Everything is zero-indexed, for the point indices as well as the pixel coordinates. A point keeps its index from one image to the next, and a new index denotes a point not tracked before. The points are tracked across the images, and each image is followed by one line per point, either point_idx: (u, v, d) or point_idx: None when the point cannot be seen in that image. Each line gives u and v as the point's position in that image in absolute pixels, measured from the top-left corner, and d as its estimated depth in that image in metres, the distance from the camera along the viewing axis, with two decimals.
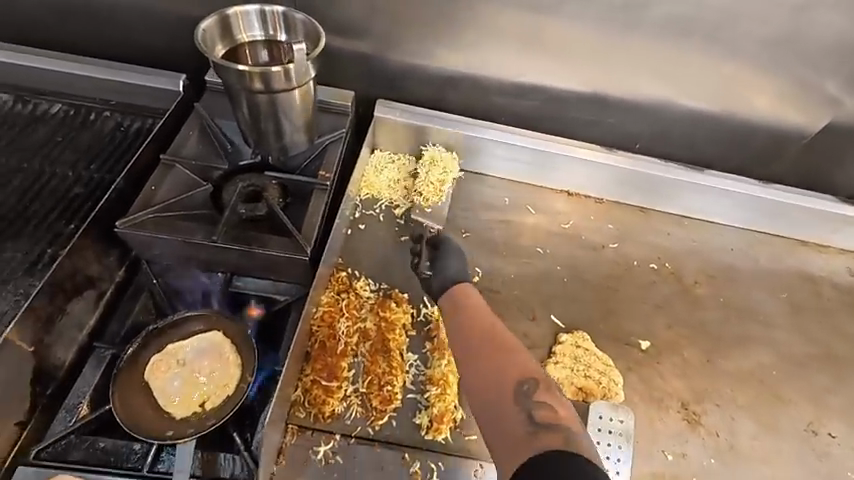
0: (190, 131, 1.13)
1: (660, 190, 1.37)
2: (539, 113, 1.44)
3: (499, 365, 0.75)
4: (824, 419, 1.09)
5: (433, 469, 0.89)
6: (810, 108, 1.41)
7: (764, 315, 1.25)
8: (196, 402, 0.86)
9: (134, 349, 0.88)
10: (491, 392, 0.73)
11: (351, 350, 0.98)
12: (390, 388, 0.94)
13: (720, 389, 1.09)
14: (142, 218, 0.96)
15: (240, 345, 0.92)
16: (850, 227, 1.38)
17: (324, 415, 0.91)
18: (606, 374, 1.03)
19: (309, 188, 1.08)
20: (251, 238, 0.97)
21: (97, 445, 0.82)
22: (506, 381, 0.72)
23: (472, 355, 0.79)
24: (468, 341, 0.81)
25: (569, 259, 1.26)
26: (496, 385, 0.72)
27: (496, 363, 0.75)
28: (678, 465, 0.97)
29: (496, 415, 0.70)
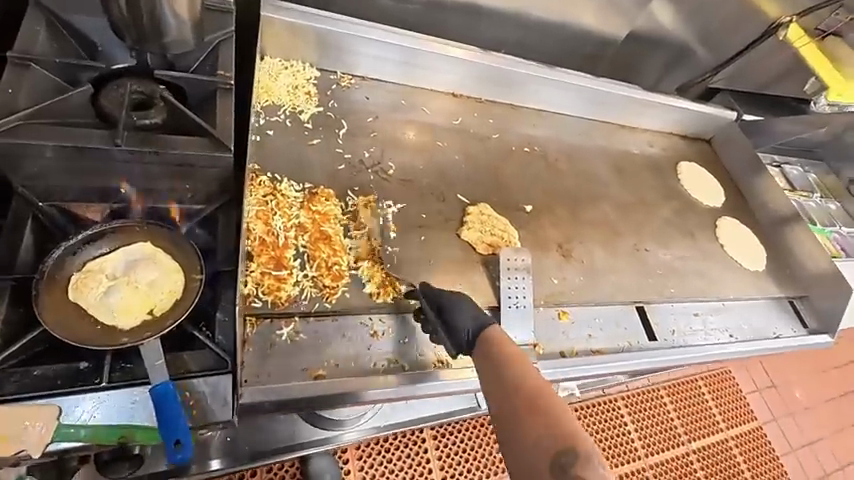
0: (36, 26, 0.94)
1: (526, 86, 1.62)
2: (420, 18, 1.53)
3: (542, 424, 0.66)
4: (643, 241, 1.54)
5: (389, 325, 1.03)
6: (622, 17, 1.77)
7: (602, 178, 1.66)
8: (144, 309, 0.82)
9: (48, 269, 0.79)
10: (526, 431, 0.66)
11: (292, 242, 1.03)
12: (338, 267, 1.03)
13: (581, 232, 1.44)
14: (11, 124, 0.81)
15: (177, 251, 0.89)
16: (648, 109, 1.86)
17: (281, 301, 0.96)
18: (506, 231, 1.29)
19: (210, 88, 1.02)
20: (160, 139, 0.90)
21: (32, 374, 0.75)
22: (557, 425, 0.65)
23: (505, 410, 0.71)
24: (503, 398, 0.72)
25: (464, 149, 1.45)
26: (526, 449, 0.65)
27: (535, 422, 0.66)
28: (562, 286, 1.29)
29: (523, 434, 0.67)
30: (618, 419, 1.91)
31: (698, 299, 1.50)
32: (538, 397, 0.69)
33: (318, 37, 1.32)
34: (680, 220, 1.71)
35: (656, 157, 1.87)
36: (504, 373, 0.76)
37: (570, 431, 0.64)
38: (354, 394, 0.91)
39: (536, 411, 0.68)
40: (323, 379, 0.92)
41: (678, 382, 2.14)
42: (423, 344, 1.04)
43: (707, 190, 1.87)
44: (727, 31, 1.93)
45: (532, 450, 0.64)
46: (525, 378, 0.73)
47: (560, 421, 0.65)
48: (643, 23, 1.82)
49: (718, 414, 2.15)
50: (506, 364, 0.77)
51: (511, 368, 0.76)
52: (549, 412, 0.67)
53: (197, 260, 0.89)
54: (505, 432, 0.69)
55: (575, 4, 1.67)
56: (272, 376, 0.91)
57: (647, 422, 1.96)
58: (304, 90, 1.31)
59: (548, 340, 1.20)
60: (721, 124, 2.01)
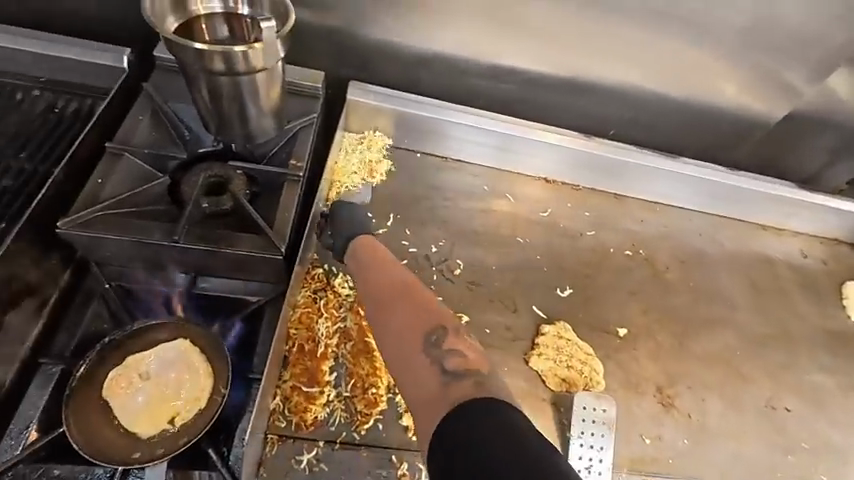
0: (140, 115, 1.02)
1: (634, 176, 1.38)
2: (516, 97, 1.40)
3: (414, 313, 0.74)
4: (781, 394, 1.16)
5: (422, 469, 0.87)
6: (772, 97, 1.45)
7: (728, 297, 1.31)
8: (164, 418, 0.78)
9: (89, 364, 0.80)
10: (398, 332, 0.72)
11: (331, 352, 0.93)
12: (375, 390, 0.91)
13: (690, 371, 1.14)
14: (89, 216, 0.85)
15: (211, 353, 0.85)
16: (802, 210, 1.46)
17: (306, 423, 0.86)
18: (587, 364, 1.05)
19: (279, 179, 1.00)
20: (217, 237, 0.89)
21: (53, 473, 0.74)
22: (428, 322, 0.72)
23: (379, 303, 0.78)
24: (372, 292, 0.80)
25: (548, 248, 1.26)
26: (403, 345, 0.71)
27: (407, 331, 0.72)
28: (655, 448, 1.01)
29: (400, 327, 0.73)
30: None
31: None
32: (408, 295, 0.77)
33: (403, 119, 1.27)
34: (842, 367, 1.27)
35: (811, 273, 1.44)
36: (368, 268, 0.86)
37: (436, 309, 0.73)
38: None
39: (415, 310, 0.74)
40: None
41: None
42: None
43: None
44: None
45: (408, 347, 0.70)
46: (391, 281, 0.81)
47: (425, 307, 0.74)
48: (802, 106, 1.46)
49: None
50: (361, 254, 0.90)
51: (366, 255, 0.89)
52: (427, 306, 0.74)
53: (226, 370, 0.83)
54: (387, 349, 0.73)
55: (708, 82, 1.40)
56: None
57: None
58: (380, 170, 1.25)
59: None
60: None
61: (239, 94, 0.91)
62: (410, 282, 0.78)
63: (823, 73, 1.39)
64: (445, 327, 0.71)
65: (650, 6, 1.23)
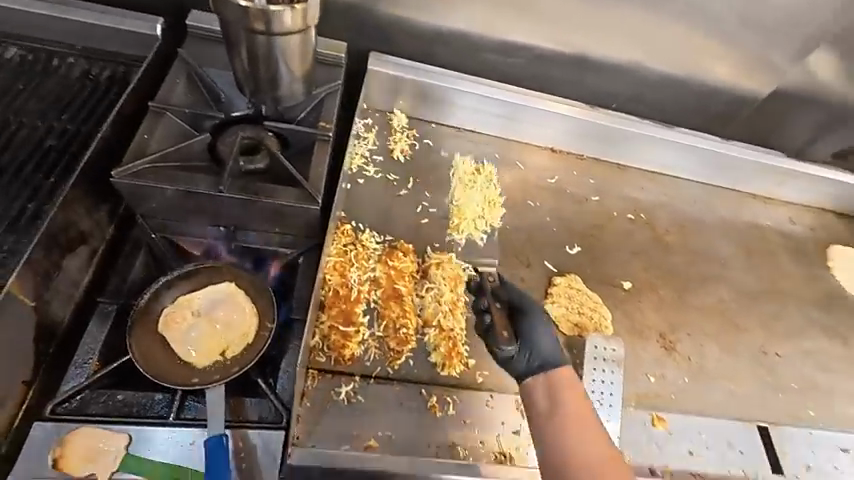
0: (177, 78, 1.07)
1: (635, 146, 1.47)
2: (524, 71, 1.48)
3: (596, 450, 0.78)
4: (772, 341, 1.26)
5: (450, 401, 0.95)
6: (764, 72, 1.54)
7: (723, 257, 1.41)
8: (217, 350, 0.85)
9: (145, 301, 0.86)
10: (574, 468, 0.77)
11: (364, 297, 1.01)
12: (405, 331, 0.98)
13: (691, 321, 1.23)
14: (139, 168, 0.91)
15: (256, 295, 0.92)
16: (790, 178, 1.57)
17: (344, 358, 0.94)
18: (597, 311, 1.14)
19: (309, 139, 1.07)
20: (257, 189, 0.95)
21: (116, 397, 0.80)
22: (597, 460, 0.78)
23: (569, 426, 0.81)
24: (555, 432, 0.80)
25: (557, 211, 1.34)
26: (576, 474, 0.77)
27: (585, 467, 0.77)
28: (659, 385, 1.10)
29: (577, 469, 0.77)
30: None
31: (848, 429, 1.18)
32: (596, 435, 0.80)
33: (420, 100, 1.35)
34: (827, 319, 1.38)
35: (797, 237, 1.55)
36: (557, 399, 0.84)
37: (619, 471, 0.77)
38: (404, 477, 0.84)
39: (594, 448, 0.79)
40: (373, 452, 0.87)
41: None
42: (484, 430, 0.94)
43: None
44: None
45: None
46: (581, 409, 0.82)
47: (609, 467, 0.77)
48: (791, 81, 1.56)
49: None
50: (559, 393, 0.85)
51: (556, 393, 0.84)
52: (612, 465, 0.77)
53: (271, 308, 0.90)
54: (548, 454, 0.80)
55: (705, 58, 1.49)
56: (323, 437, 0.88)
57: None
58: (496, 207, 1.27)
59: (635, 449, 1.01)
60: None
61: (274, 55, 0.97)
62: (586, 417, 0.81)
63: (811, 49, 1.48)
64: (611, 464, 0.77)
65: None
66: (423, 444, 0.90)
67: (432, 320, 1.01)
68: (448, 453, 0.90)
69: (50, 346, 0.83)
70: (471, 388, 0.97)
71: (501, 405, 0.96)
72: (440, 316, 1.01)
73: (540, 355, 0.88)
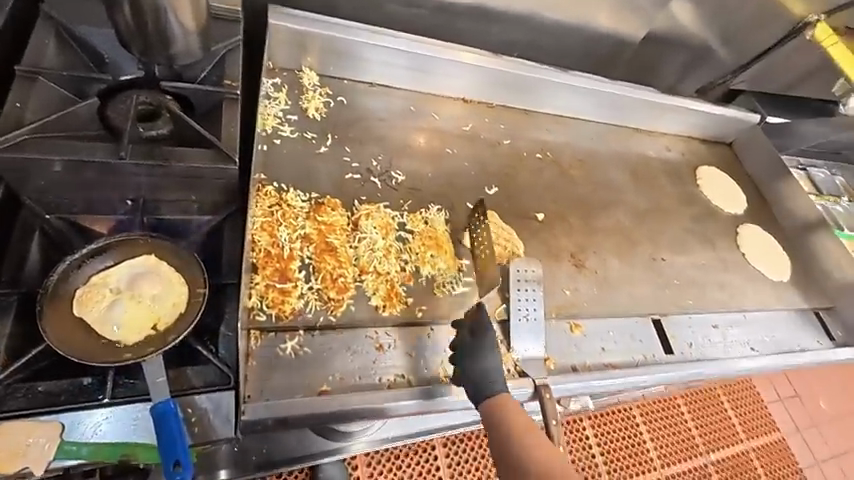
0: (44, 39, 0.94)
1: (537, 91, 1.58)
2: (429, 23, 1.50)
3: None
4: (660, 250, 1.49)
5: (394, 339, 1.01)
6: (638, 16, 1.72)
7: (618, 184, 1.61)
8: (147, 325, 0.82)
9: (53, 282, 0.79)
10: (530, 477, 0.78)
11: (297, 254, 1.01)
12: (343, 279, 1.01)
13: (596, 242, 1.40)
14: (17, 138, 0.81)
15: (181, 264, 0.88)
16: (666, 112, 1.80)
17: (285, 314, 0.95)
18: (511, 242, 1.26)
19: (215, 98, 1.02)
20: (165, 153, 0.89)
21: (37, 389, 0.74)
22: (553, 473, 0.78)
23: (517, 442, 0.82)
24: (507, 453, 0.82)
25: (473, 156, 1.42)
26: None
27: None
28: (574, 298, 1.26)
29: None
30: (634, 430, 1.77)
31: (718, 311, 1.45)
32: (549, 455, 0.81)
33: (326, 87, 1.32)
34: (699, 227, 1.65)
35: (674, 162, 1.80)
36: (504, 427, 0.85)
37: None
38: (362, 411, 0.88)
39: (536, 451, 0.81)
40: (327, 395, 0.90)
41: (699, 389, 1.98)
42: (429, 359, 1.01)
43: (727, 195, 1.81)
44: (750, 31, 1.85)
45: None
46: (535, 449, 0.81)
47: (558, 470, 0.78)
48: (660, 24, 1.76)
49: (739, 425, 1.99)
50: (503, 417, 0.86)
51: (504, 416, 0.86)
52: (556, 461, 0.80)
53: (200, 273, 0.88)
54: None
55: (590, 5, 1.62)
56: (275, 391, 0.89)
57: (666, 436, 1.81)
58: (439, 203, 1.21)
59: (559, 354, 1.16)
60: (742, 126, 1.94)
61: (163, 6, 0.89)
62: (535, 437, 0.82)
63: None
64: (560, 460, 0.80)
65: None
66: (375, 381, 0.95)
67: (368, 267, 1.05)
68: (399, 384, 0.97)
69: None
70: (412, 324, 1.04)
71: (441, 335, 1.05)
72: (375, 262, 1.06)
73: (477, 362, 0.93)
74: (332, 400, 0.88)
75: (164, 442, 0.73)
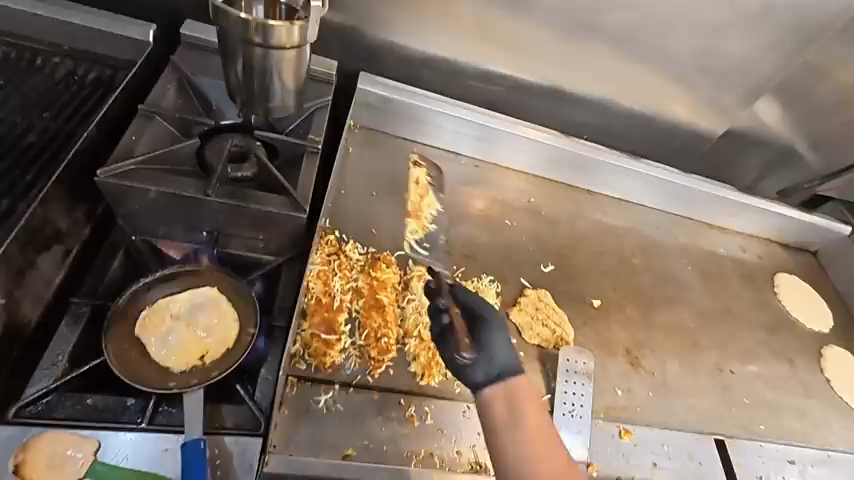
0: (168, 84, 1.08)
1: (605, 174, 1.56)
2: (504, 100, 1.56)
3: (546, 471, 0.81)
4: (727, 358, 1.37)
5: (427, 412, 0.96)
6: (720, 113, 1.68)
7: (683, 280, 1.51)
8: (195, 355, 0.84)
9: (123, 302, 0.84)
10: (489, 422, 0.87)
11: (345, 306, 1.02)
12: (387, 339, 1.00)
13: (654, 339, 1.31)
14: (125, 168, 0.91)
15: (238, 301, 0.91)
16: (743, 211, 1.70)
17: (324, 366, 0.94)
18: (561, 325, 1.18)
19: (298, 151, 1.09)
20: (246, 195, 0.96)
21: (86, 401, 0.77)
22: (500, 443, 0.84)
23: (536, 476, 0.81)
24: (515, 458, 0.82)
25: (532, 230, 1.41)
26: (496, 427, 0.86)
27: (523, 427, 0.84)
28: (626, 398, 1.17)
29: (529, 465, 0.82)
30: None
31: (797, 444, 1.27)
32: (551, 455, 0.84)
33: (395, 148, 1.40)
34: (775, 341, 1.49)
35: (748, 264, 1.68)
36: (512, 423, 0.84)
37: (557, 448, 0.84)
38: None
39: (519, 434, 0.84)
40: (351, 460, 0.87)
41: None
42: (461, 440, 0.96)
43: (810, 308, 1.63)
44: (841, 141, 1.76)
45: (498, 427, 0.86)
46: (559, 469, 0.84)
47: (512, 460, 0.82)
48: (742, 122, 1.71)
49: None
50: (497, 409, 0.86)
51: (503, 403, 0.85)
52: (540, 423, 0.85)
53: (252, 311, 0.90)
54: None
55: (670, 98, 1.62)
56: (306, 441, 0.88)
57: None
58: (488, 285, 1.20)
59: (604, 462, 1.06)
60: (831, 237, 1.77)
61: (270, 69, 1.00)
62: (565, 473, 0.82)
63: (757, 97, 1.64)
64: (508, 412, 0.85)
65: (621, 29, 1.44)
66: (397, 453, 0.91)
67: (413, 331, 1.03)
68: (427, 461, 0.92)
69: (15, 349, 0.80)
70: (449, 397, 1.00)
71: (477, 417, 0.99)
72: (420, 327, 1.04)
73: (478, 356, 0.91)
74: (356, 468, 0.85)
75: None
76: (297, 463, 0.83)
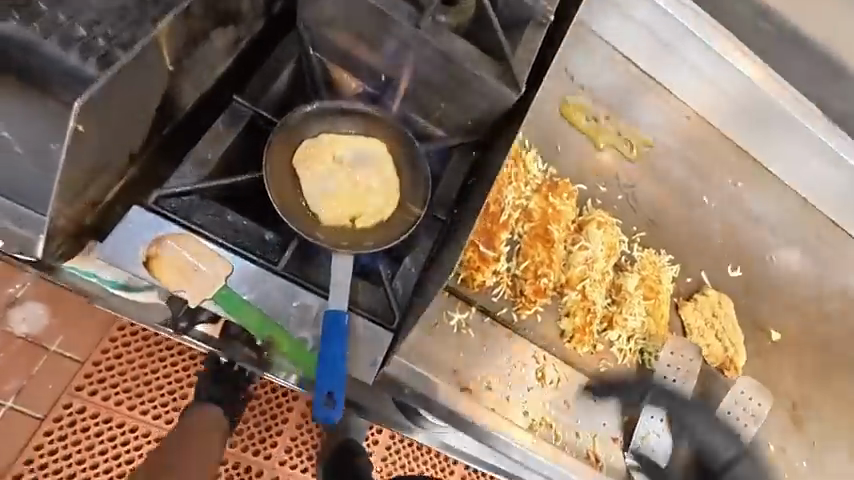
0: None
1: None
2: None
3: None
4: None
5: (559, 376, 0.81)
6: None
7: None
8: (348, 213, 0.70)
9: (295, 120, 0.70)
10: None
11: (510, 224, 0.83)
12: (545, 281, 0.81)
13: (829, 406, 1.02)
14: None
15: (406, 170, 0.74)
16: None
17: (472, 282, 0.78)
18: (737, 346, 0.93)
19: (532, 6, 0.70)
20: (453, 38, 0.67)
21: (226, 218, 0.66)
22: None
23: None
24: None
25: (738, 220, 1.04)
26: None
27: None
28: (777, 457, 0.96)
29: None
30: None
31: None
32: None
33: (625, 70, 0.97)
34: None
35: None
36: None
37: None
38: (495, 440, 0.76)
39: None
40: (475, 397, 0.75)
41: None
42: (584, 422, 0.82)
43: None
44: None
45: None
46: None
47: None
48: None
49: None
50: None
51: None
52: None
53: (422, 187, 0.74)
54: None
55: None
56: (433, 358, 0.75)
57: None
58: (662, 268, 0.94)
59: None
60: None
61: None
62: None
63: None
64: None
65: None
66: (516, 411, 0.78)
67: (576, 283, 0.83)
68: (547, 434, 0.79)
69: (165, 127, 0.70)
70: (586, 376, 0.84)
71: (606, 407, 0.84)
72: (586, 283, 0.84)
73: None
74: (481, 411, 0.75)
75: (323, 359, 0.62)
76: (429, 380, 0.74)
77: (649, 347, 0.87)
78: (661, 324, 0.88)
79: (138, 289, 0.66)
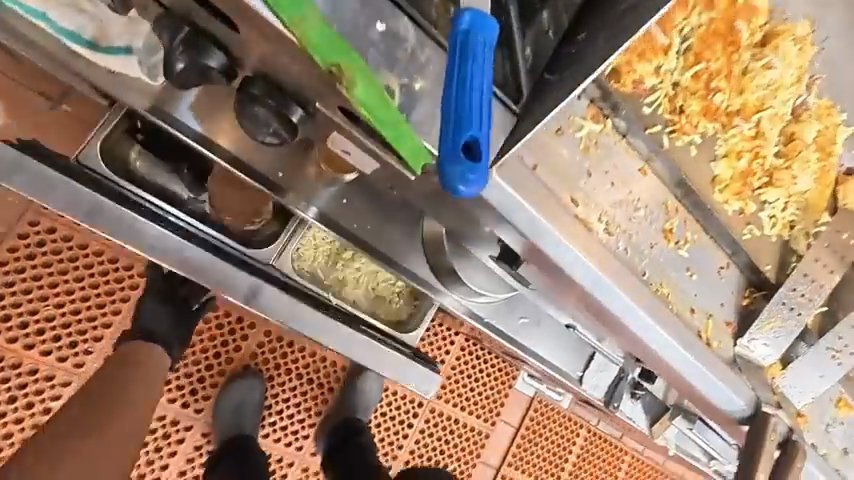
0: None
1: None
2: None
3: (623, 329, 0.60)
4: None
5: (689, 237, 0.67)
6: None
7: None
8: None
9: None
10: None
11: (691, 19, 0.66)
12: (719, 97, 0.67)
13: None
14: None
15: None
16: None
17: (626, 82, 0.61)
18: None
19: None
20: None
21: None
22: None
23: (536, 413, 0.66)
24: None
25: None
26: None
27: None
28: None
29: None
30: (615, 464, 1.78)
31: None
32: None
33: None
34: None
35: None
36: None
37: None
38: (600, 304, 0.55)
39: None
40: (594, 235, 0.55)
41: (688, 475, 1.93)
42: (704, 296, 0.67)
43: None
44: None
45: None
46: None
47: None
48: None
49: None
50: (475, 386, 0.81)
51: None
52: None
53: None
54: None
55: None
56: (554, 174, 0.53)
57: (592, 465, 1.74)
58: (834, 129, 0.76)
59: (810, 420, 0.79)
60: None
61: None
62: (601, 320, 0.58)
63: None
64: None
65: None
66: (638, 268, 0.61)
67: (752, 115, 0.70)
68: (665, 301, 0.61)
69: None
70: (715, 236, 0.70)
71: (727, 283, 0.71)
72: (762, 115, 0.71)
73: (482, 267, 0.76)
74: (602, 256, 0.54)
75: (457, 90, 0.40)
76: (547, 200, 0.50)
77: (793, 218, 0.75)
78: (810, 197, 0.76)
79: (109, 50, 0.59)
